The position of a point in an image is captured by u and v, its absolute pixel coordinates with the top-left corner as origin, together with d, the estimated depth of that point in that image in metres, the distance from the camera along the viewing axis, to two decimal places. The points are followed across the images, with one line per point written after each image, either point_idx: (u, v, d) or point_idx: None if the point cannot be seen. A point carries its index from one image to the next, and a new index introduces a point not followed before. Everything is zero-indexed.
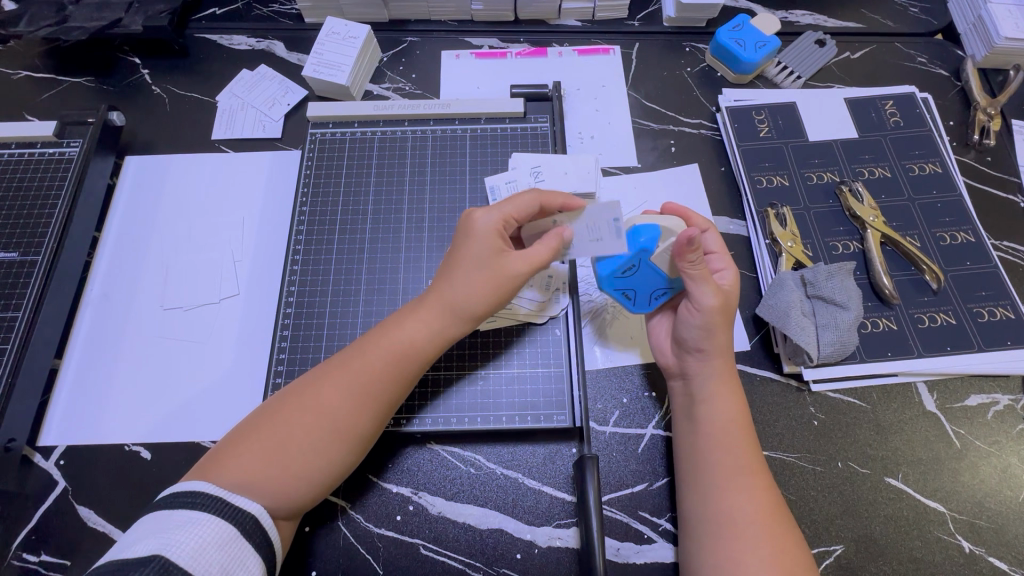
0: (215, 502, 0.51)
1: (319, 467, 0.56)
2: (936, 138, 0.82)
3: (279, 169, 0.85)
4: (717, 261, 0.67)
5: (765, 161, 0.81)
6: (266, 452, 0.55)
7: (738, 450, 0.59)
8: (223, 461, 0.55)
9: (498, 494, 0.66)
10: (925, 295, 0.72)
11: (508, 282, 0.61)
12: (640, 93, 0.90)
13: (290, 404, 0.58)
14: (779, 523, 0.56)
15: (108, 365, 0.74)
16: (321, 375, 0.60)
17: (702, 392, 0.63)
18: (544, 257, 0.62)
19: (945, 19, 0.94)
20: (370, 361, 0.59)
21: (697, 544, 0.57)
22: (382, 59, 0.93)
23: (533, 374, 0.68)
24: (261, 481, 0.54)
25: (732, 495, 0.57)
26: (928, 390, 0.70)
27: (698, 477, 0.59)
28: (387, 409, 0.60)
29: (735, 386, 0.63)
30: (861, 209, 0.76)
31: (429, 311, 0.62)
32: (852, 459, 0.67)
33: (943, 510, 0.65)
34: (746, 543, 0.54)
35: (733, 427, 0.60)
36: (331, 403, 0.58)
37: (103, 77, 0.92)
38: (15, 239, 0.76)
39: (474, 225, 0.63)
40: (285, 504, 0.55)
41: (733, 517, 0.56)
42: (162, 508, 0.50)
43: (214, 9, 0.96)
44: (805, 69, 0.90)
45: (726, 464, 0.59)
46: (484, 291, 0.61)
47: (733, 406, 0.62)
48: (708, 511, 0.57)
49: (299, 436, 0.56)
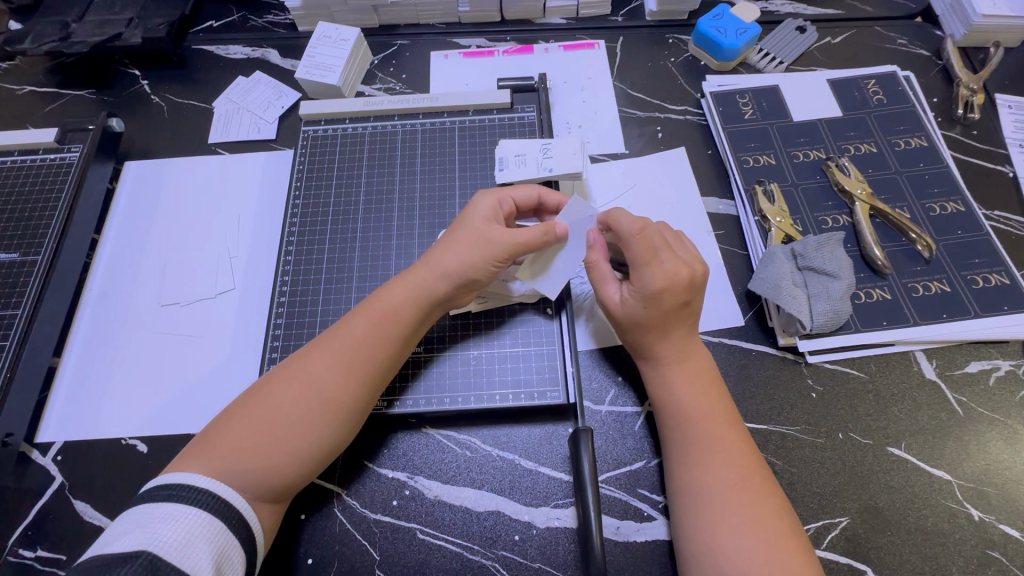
0: (205, 496, 0.51)
1: (313, 437, 0.57)
2: (919, 113, 0.83)
3: (273, 168, 0.87)
4: (640, 270, 0.62)
5: (750, 141, 0.82)
6: (254, 427, 0.56)
7: (710, 422, 0.59)
8: (210, 442, 0.55)
9: (494, 476, 0.65)
10: (918, 264, 0.72)
11: (487, 246, 0.62)
12: (625, 83, 0.92)
13: (279, 379, 0.59)
14: (758, 489, 0.56)
15: (106, 362, 0.75)
16: (310, 348, 0.61)
17: (661, 367, 0.64)
18: (529, 232, 0.62)
19: (923, 3, 0.96)
20: (360, 332, 0.60)
21: (683, 516, 0.57)
22: (373, 61, 0.95)
23: (525, 353, 0.68)
24: (247, 458, 0.54)
25: (709, 465, 0.57)
26: (927, 358, 0.69)
27: (676, 455, 0.60)
28: (377, 381, 0.60)
29: (700, 370, 0.63)
30: (848, 183, 0.76)
31: (413, 281, 0.63)
32: (852, 430, 0.66)
33: (950, 478, 0.63)
34: (728, 510, 0.54)
35: (704, 402, 0.61)
36: (319, 374, 0.58)
37: (104, 88, 0.95)
38: (16, 241, 0.77)
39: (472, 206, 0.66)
40: (272, 484, 0.55)
41: (714, 490, 0.56)
42: (146, 501, 0.50)
43: (211, 22, 1.00)
44: (786, 54, 0.91)
45: (700, 435, 0.59)
46: (468, 256, 0.62)
47: (701, 381, 0.62)
48: (688, 483, 0.57)
49: (289, 409, 0.57)
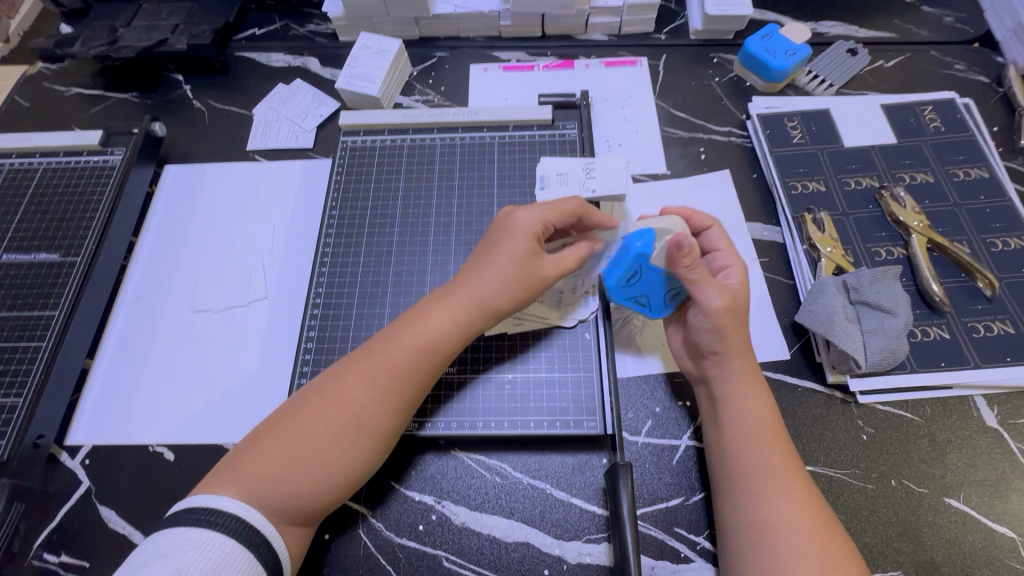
0: (232, 523, 0.50)
1: (348, 462, 0.56)
2: (980, 143, 0.79)
3: (310, 177, 0.87)
4: (723, 258, 0.65)
5: (799, 166, 0.79)
6: (286, 452, 0.54)
7: (774, 456, 0.56)
8: (241, 463, 0.54)
9: (524, 505, 0.63)
10: (979, 303, 0.68)
11: (539, 285, 0.62)
12: (668, 102, 0.90)
13: (312, 403, 0.57)
14: (824, 529, 0.52)
15: (137, 366, 0.75)
16: (344, 370, 0.59)
17: (723, 393, 0.61)
18: (573, 262, 0.64)
19: (982, 28, 0.93)
20: (399, 353, 0.59)
21: (741, 556, 0.53)
22: (412, 73, 0.95)
23: (562, 380, 0.66)
24: (280, 482, 0.53)
25: (773, 497, 0.54)
26: (988, 404, 0.65)
27: (733, 482, 0.56)
28: (411, 404, 0.59)
29: (762, 389, 0.61)
30: (904, 214, 0.73)
31: (458, 306, 0.61)
32: (906, 477, 0.62)
33: (1013, 536, 0.59)
34: (792, 552, 0.51)
35: (762, 425, 0.58)
36: (355, 396, 0.57)
37: (148, 92, 0.96)
38: (56, 241, 0.78)
39: (514, 221, 0.63)
40: (303, 508, 0.54)
41: (776, 523, 0.52)
42: (175, 526, 0.49)
43: (254, 30, 1.01)
44: (837, 77, 0.88)
45: (759, 463, 0.56)
46: (515, 286, 0.61)
47: (764, 405, 0.59)
48: (745, 526, 0.54)
49: (324, 433, 0.55)
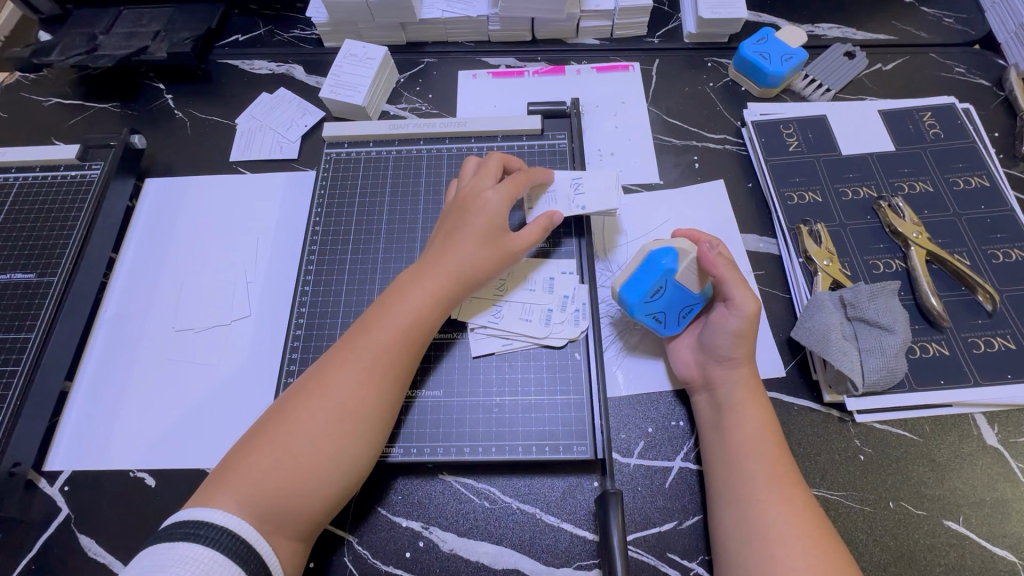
0: (222, 535, 0.48)
1: (335, 453, 0.54)
2: (981, 150, 0.77)
3: (294, 189, 0.85)
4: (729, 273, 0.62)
5: (796, 175, 0.77)
6: (274, 450, 0.53)
7: (772, 467, 0.55)
8: (229, 472, 0.53)
9: (514, 531, 0.61)
10: (979, 317, 0.67)
11: (505, 258, 0.64)
12: (661, 109, 0.87)
13: (297, 397, 0.56)
14: (824, 541, 0.51)
15: (117, 388, 0.73)
16: (328, 361, 0.59)
17: (729, 400, 0.60)
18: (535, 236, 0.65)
19: (983, 29, 0.90)
20: (377, 337, 0.59)
21: (742, 572, 0.51)
22: (399, 80, 0.93)
23: (551, 402, 0.64)
24: (268, 481, 0.52)
25: (773, 511, 0.52)
26: (988, 422, 0.64)
27: (732, 497, 0.55)
28: (395, 388, 0.58)
29: (764, 398, 0.60)
30: (902, 226, 0.71)
31: (429, 276, 0.62)
32: (904, 499, 0.61)
33: (1013, 559, 0.58)
34: (795, 564, 0.49)
35: (761, 437, 0.57)
36: (337, 382, 0.56)
37: (128, 102, 0.94)
38: (33, 259, 0.76)
39: (477, 198, 0.65)
40: (292, 514, 0.52)
41: (777, 539, 0.51)
42: (163, 540, 0.47)
43: (236, 36, 0.98)
44: (834, 82, 0.86)
45: (758, 476, 0.55)
46: (484, 259, 0.63)
47: (762, 416, 0.58)
48: (744, 545, 0.52)
49: (309, 423, 0.54)
